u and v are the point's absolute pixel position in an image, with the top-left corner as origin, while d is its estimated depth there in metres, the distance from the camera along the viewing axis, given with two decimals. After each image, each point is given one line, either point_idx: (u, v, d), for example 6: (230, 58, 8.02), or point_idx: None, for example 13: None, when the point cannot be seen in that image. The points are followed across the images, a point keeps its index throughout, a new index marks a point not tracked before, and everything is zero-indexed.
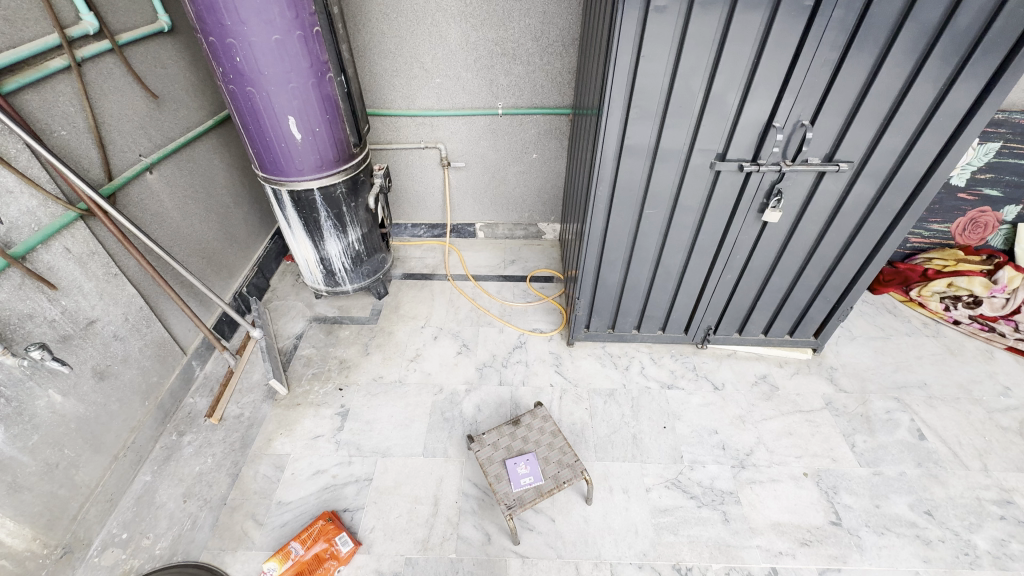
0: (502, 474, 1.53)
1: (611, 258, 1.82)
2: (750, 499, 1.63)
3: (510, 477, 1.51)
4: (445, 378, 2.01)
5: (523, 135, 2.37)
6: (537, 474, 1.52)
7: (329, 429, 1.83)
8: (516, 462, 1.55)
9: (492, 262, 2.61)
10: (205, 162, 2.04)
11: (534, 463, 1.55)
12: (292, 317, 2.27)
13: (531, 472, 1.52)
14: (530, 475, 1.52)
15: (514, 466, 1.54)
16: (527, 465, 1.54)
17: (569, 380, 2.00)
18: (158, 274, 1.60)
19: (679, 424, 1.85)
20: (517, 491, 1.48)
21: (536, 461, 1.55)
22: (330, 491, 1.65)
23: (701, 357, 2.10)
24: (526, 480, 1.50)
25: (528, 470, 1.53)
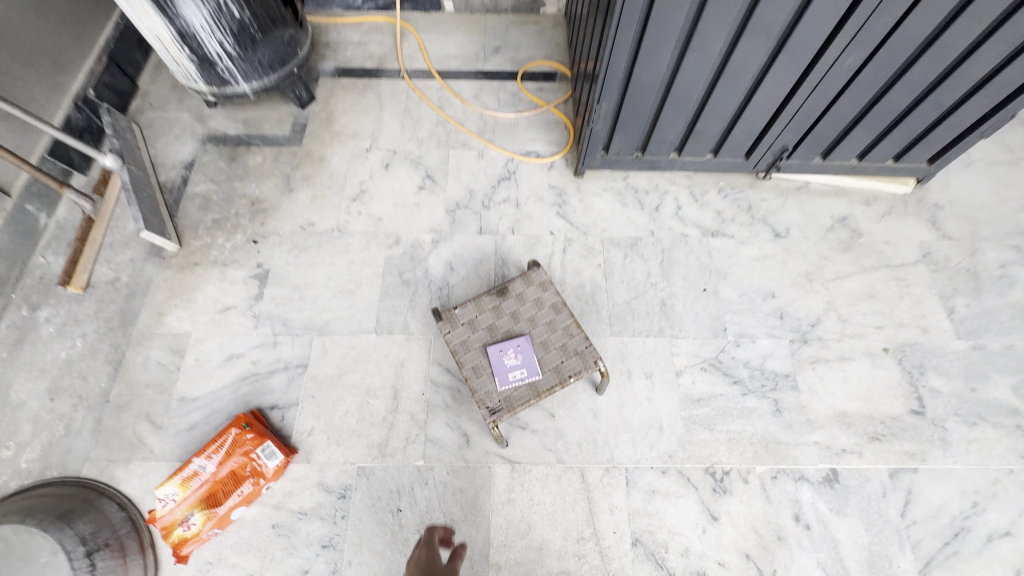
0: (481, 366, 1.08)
1: (659, 29, 1.08)
2: (810, 384, 1.24)
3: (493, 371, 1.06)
4: (402, 225, 1.42)
5: None
6: (533, 365, 1.07)
7: (241, 299, 1.31)
8: (500, 351, 1.09)
9: (466, 51, 1.77)
10: None
11: (527, 350, 1.08)
12: (177, 137, 1.56)
13: (523, 364, 1.07)
14: (523, 368, 1.07)
15: (499, 356, 1.08)
16: (515, 354, 1.08)
17: (577, 226, 1.43)
18: None
19: (726, 287, 1.35)
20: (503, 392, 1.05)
21: (530, 347, 1.08)
22: (250, 382, 1.21)
23: (761, 193, 1.50)
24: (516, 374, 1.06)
25: (518, 360, 1.07)
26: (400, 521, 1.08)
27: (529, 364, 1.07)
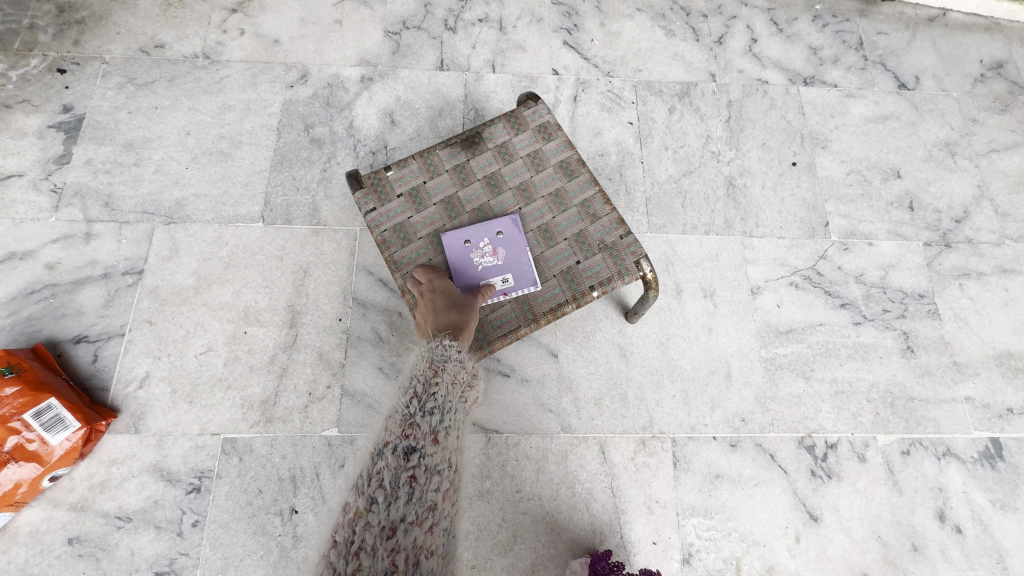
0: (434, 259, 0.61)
1: None
2: (957, 309, 0.79)
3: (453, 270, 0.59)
4: (313, 53, 0.87)
5: None
6: (524, 271, 0.59)
7: (33, 163, 0.78)
8: (468, 241, 0.60)
9: None
10: None
11: (517, 241, 0.60)
12: None
13: (507, 264, 0.59)
14: (506, 272, 0.59)
15: (463, 251, 0.60)
16: (496, 244, 0.60)
17: (596, 63, 0.90)
18: None
19: (827, 162, 0.86)
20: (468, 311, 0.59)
21: (523, 236, 0.60)
22: (42, 299, 0.71)
23: (877, 25, 0.97)
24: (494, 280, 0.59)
25: (500, 256, 0.60)
26: (295, 530, 0.64)
27: (517, 265, 0.59)
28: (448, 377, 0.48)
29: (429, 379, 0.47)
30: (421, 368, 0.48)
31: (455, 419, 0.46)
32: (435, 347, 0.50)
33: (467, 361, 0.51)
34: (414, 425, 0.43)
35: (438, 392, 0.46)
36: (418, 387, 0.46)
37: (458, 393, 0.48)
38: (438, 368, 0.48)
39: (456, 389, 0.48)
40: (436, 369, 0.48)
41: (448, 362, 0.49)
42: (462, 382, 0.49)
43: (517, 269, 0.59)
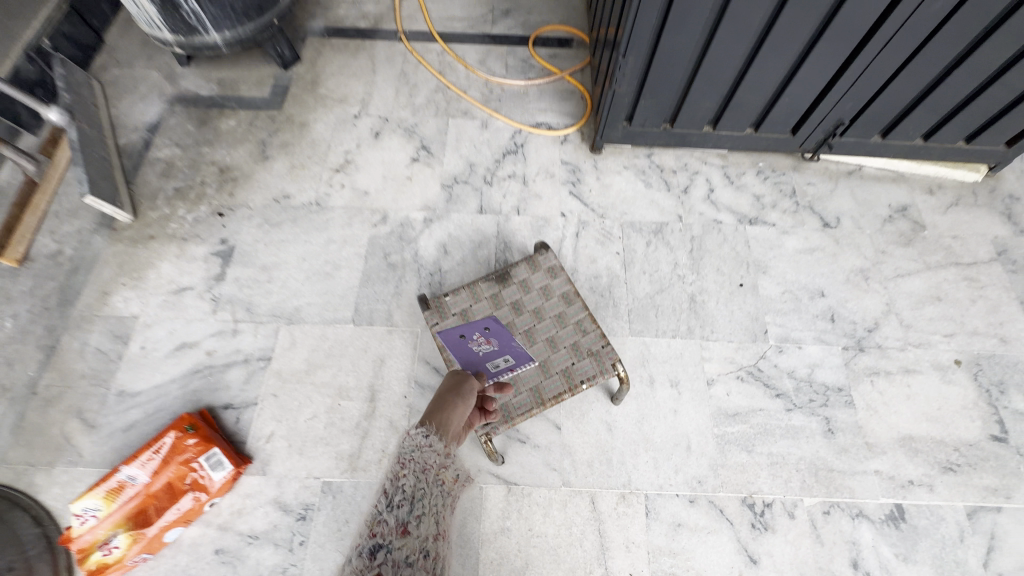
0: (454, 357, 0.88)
1: None
2: (868, 400, 1.04)
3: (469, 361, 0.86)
4: (391, 201, 1.23)
5: None
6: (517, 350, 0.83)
7: (200, 279, 1.13)
8: (466, 336, 0.85)
9: (473, 13, 1.58)
10: None
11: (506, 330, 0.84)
12: (142, 97, 1.39)
13: (506, 348, 0.84)
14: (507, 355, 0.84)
15: (463, 343, 0.85)
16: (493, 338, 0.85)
17: (593, 208, 1.23)
18: None
19: (767, 283, 1.15)
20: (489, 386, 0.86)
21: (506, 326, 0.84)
22: (203, 377, 1.03)
23: (806, 177, 1.30)
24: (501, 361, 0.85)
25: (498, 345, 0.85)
26: None
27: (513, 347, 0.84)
28: (415, 469, 0.66)
29: (397, 475, 0.65)
30: (390, 470, 0.66)
31: (422, 510, 0.61)
32: (407, 442, 0.71)
33: (434, 443, 0.71)
34: (382, 523, 0.58)
35: (404, 486, 0.63)
36: (387, 487, 0.63)
37: (421, 482, 0.64)
38: (404, 464, 0.66)
39: (422, 478, 0.65)
40: (402, 467, 0.66)
41: (413, 456, 0.68)
42: (429, 469, 0.67)
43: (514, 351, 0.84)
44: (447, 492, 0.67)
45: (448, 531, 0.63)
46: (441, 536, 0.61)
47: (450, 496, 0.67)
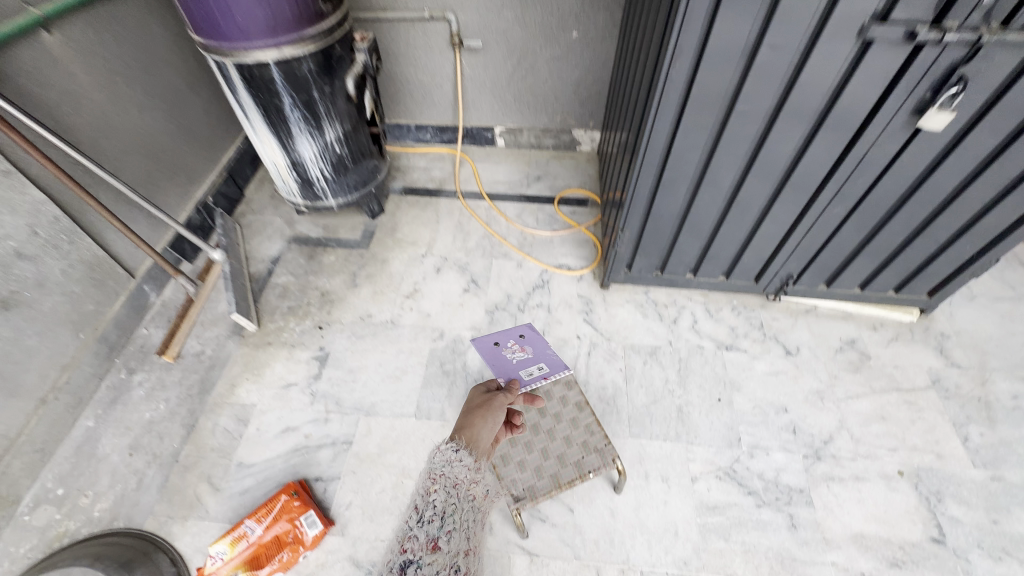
0: (502, 365, 1.34)
1: (673, 177, 1.31)
2: (825, 500, 1.27)
3: (518, 366, 1.32)
4: (447, 321, 1.63)
5: (561, 3, 1.71)
6: (552, 357, 1.36)
7: (303, 377, 1.50)
8: (501, 349, 1.37)
9: (513, 178, 2.11)
10: (136, 26, 1.54)
11: (543, 343, 1.41)
12: (268, 237, 1.88)
13: (544, 355, 1.37)
14: (544, 360, 1.36)
15: (498, 352, 1.37)
16: (533, 347, 1.40)
17: (602, 332, 1.59)
18: (77, 186, 1.25)
19: (740, 399, 1.45)
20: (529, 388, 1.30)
21: (545, 339, 1.42)
22: (301, 454, 1.35)
23: (772, 313, 1.65)
24: (540, 365, 1.33)
25: (538, 352, 1.39)
26: None
27: (549, 355, 1.37)
28: (442, 489, 0.91)
29: (429, 496, 0.89)
30: (425, 489, 0.90)
31: (446, 526, 0.85)
32: (440, 459, 0.97)
33: (465, 457, 0.98)
34: (415, 537, 0.82)
35: (434, 502, 0.88)
36: (419, 503, 0.88)
37: (449, 500, 0.89)
38: (435, 484, 0.91)
39: (449, 497, 0.90)
40: (433, 487, 0.91)
41: (443, 475, 0.93)
42: (455, 488, 0.92)
43: (550, 358, 1.37)
44: (468, 507, 0.91)
45: (467, 542, 0.89)
46: (461, 544, 0.86)
47: (472, 510, 0.92)
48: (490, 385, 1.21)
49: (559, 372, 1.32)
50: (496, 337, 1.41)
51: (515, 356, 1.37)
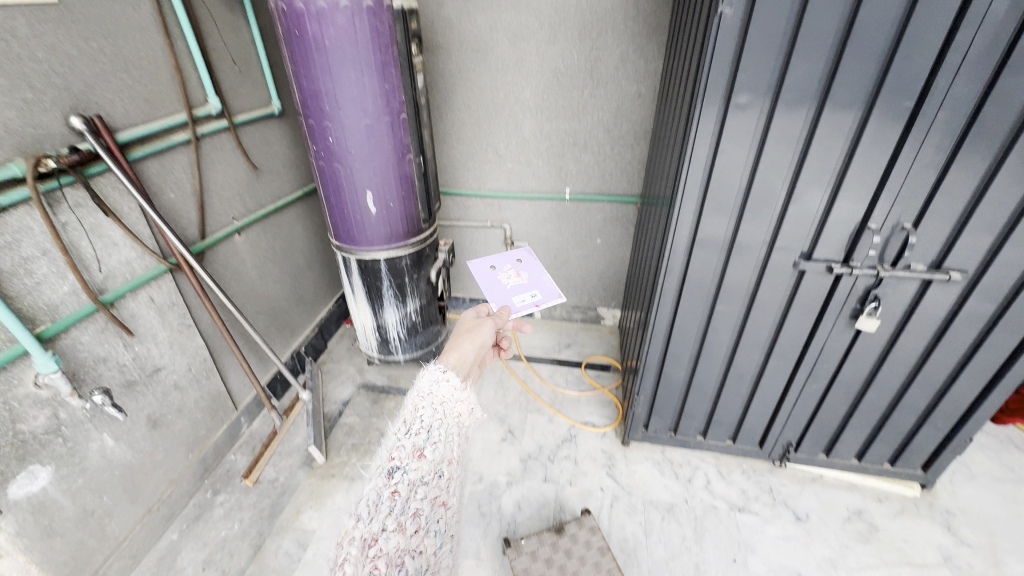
0: (498, 289, 1.56)
1: (676, 354, 1.67)
2: None
3: (511, 292, 1.54)
4: (485, 466, 1.86)
5: (589, 221, 2.31)
6: (546, 287, 1.57)
7: None
8: None
9: (547, 344, 2.51)
10: (289, 227, 2.19)
11: (538, 272, 1.65)
12: (342, 383, 2.27)
13: (539, 284, 1.58)
14: (537, 288, 1.57)
15: None
16: (529, 275, 1.63)
17: (623, 486, 1.78)
18: (231, 339, 1.71)
19: (755, 561, 1.55)
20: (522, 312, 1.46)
21: (540, 268, 1.66)
22: None
23: (779, 478, 1.82)
24: (532, 294, 1.54)
25: (534, 280, 1.61)
26: None
27: (544, 285, 1.57)
28: (430, 410, 0.85)
29: (416, 414, 0.83)
30: (411, 407, 0.84)
31: (433, 440, 0.80)
32: (428, 377, 0.91)
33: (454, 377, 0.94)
34: (400, 448, 0.77)
35: (422, 417, 0.83)
36: (408, 419, 0.83)
37: (435, 416, 0.83)
38: (422, 404, 0.85)
39: (435, 416, 0.84)
40: (419, 407, 0.85)
41: (432, 394, 0.87)
42: (442, 411, 0.85)
43: (545, 287, 1.57)
44: (457, 426, 0.86)
45: (452, 448, 0.82)
46: (448, 453, 0.81)
47: (458, 426, 0.86)
48: (478, 312, 1.33)
49: (550, 301, 1.50)
50: (495, 263, 1.69)
51: (511, 282, 1.60)
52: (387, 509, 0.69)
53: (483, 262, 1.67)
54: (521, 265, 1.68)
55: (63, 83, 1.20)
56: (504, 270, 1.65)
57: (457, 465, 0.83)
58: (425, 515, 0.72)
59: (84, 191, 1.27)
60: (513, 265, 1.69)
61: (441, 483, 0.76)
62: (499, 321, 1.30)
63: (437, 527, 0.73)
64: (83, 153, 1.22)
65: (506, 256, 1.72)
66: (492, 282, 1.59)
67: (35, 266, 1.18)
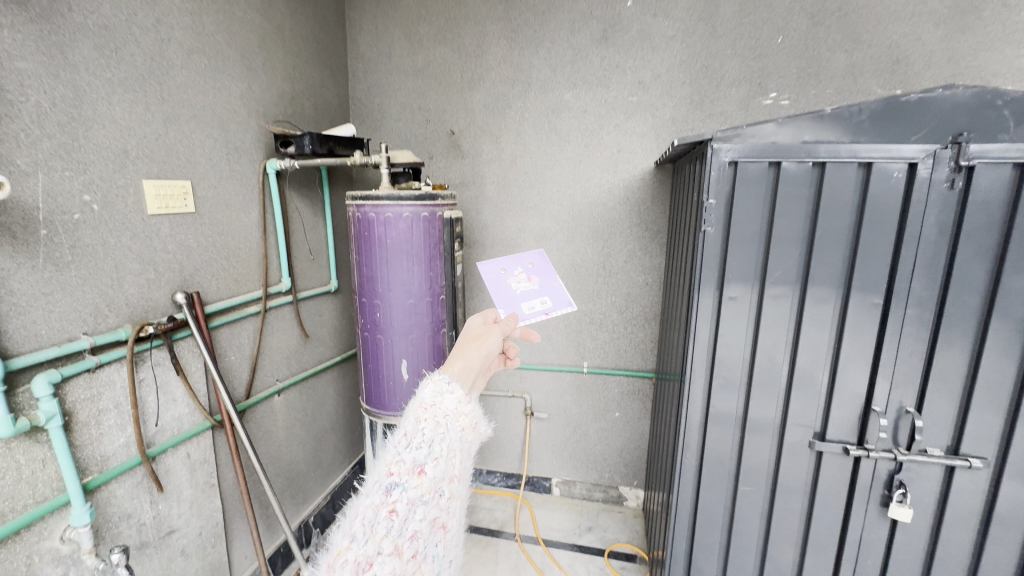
0: (505, 292, 1.19)
1: (704, 542, 1.57)
2: None
3: (520, 296, 1.19)
4: None
5: (606, 394, 2.40)
6: (560, 294, 1.24)
7: None
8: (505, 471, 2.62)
9: (566, 526, 2.35)
10: (323, 390, 2.33)
11: (553, 275, 1.28)
12: None
13: (551, 290, 1.24)
14: (549, 295, 1.23)
15: None
16: (542, 280, 1.26)
17: None
18: (249, 502, 1.70)
19: None
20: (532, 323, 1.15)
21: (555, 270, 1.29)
22: None
23: None
24: (542, 301, 1.21)
25: (547, 285, 1.25)
26: None
27: (556, 290, 1.24)
28: (441, 410, 0.61)
29: (420, 416, 0.61)
30: (417, 406, 0.62)
31: (441, 452, 0.58)
32: (430, 384, 0.64)
33: (458, 389, 0.64)
34: (399, 460, 0.56)
35: (426, 426, 0.59)
36: (408, 426, 0.59)
37: (442, 431, 0.60)
38: (428, 407, 0.61)
39: (445, 422, 0.61)
40: (428, 407, 0.62)
41: (439, 399, 0.62)
42: (453, 414, 0.62)
43: (557, 293, 1.24)
44: (466, 439, 0.62)
45: (461, 470, 0.61)
46: (455, 475, 0.59)
47: (466, 440, 0.62)
48: (485, 317, 0.98)
49: (563, 309, 1.18)
50: (503, 263, 1.27)
51: (521, 286, 1.23)
52: (384, 532, 0.51)
53: (490, 261, 1.26)
54: (535, 269, 1.28)
55: (178, 267, 1.51)
56: (514, 273, 1.25)
57: (463, 486, 0.61)
58: (423, 542, 0.54)
59: (166, 351, 1.47)
60: (523, 268, 1.28)
61: (445, 508, 0.57)
62: (508, 328, 0.95)
63: (437, 553, 0.56)
64: (177, 321, 1.46)
65: (514, 257, 1.30)
66: (499, 286, 1.21)
67: (104, 418, 1.31)
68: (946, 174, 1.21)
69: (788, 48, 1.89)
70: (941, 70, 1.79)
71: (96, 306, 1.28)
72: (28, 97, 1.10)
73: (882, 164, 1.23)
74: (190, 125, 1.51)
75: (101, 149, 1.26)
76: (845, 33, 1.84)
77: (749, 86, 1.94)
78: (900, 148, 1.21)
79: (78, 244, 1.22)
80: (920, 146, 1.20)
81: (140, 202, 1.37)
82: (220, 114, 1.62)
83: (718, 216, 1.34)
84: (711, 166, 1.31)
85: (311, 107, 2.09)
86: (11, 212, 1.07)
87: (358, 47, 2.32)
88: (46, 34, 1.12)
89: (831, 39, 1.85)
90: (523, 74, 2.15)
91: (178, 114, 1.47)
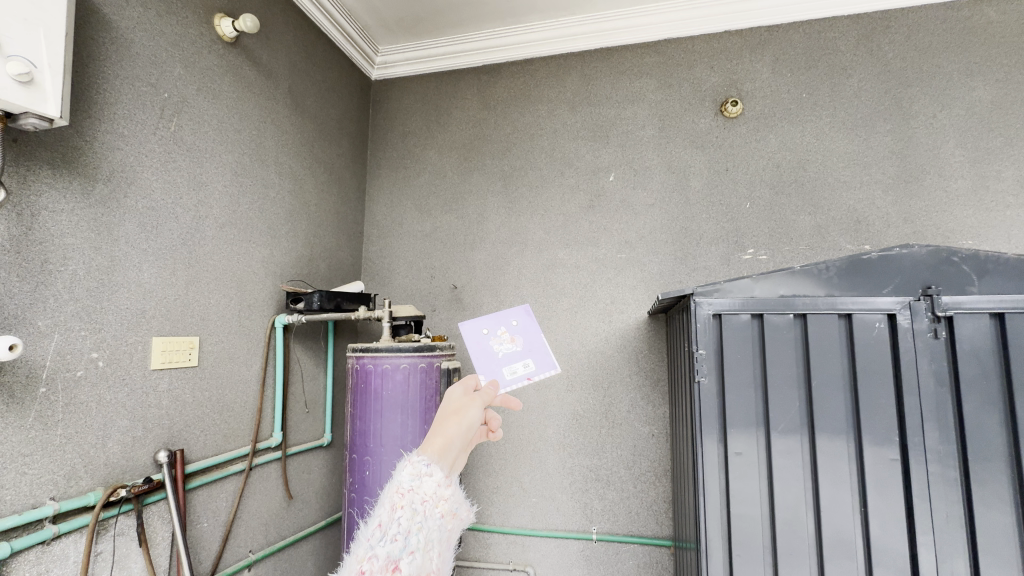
0: (487, 356, 1.34)
1: None
2: None
3: (503, 361, 1.34)
4: None
5: (621, 566, 2.10)
6: (543, 354, 1.36)
7: None
8: None
9: None
10: (301, 562, 2.08)
11: (537, 332, 1.41)
12: None
13: (534, 350, 1.37)
14: (532, 356, 1.36)
15: None
16: (525, 340, 1.39)
17: None
18: None
19: None
20: (513, 387, 1.32)
21: (538, 328, 1.41)
22: None
23: None
24: (525, 363, 1.35)
25: (530, 344, 1.39)
26: None
27: (540, 349, 1.37)
28: (419, 497, 0.66)
29: (397, 505, 0.65)
30: (395, 495, 0.66)
31: (416, 545, 0.62)
32: (409, 468, 0.70)
33: (435, 474, 0.70)
34: (372, 558, 0.59)
35: (402, 515, 0.63)
36: (382, 518, 0.64)
37: (419, 519, 0.64)
38: (405, 493, 0.66)
39: (421, 509, 0.65)
40: (406, 495, 0.66)
41: (416, 486, 0.67)
42: (430, 501, 0.67)
43: (540, 352, 1.37)
44: (443, 525, 0.67)
45: (434, 561, 0.64)
46: (428, 568, 0.63)
47: (442, 529, 0.67)
48: (464, 386, 1.02)
49: (544, 372, 1.33)
50: (488, 323, 1.41)
51: (503, 346, 1.37)
52: None
53: (475, 321, 1.39)
54: (519, 328, 1.42)
55: (168, 423, 1.49)
56: (498, 334, 1.40)
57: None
58: None
59: (133, 518, 1.37)
60: (508, 327, 1.42)
61: None
62: (487, 398, 1.00)
63: None
64: (153, 482, 1.38)
65: (500, 315, 1.44)
66: (483, 348, 1.36)
67: None
68: (926, 324, 1.26)
69: (756, 212, 2.11)
70: (901, 228, 1.96)
71: (73, 466, 1.23)
72: (67, 266, 1.22)
73: (862, 315, 1.28)
74: (209, 286, 1.64)
75: (120, 309, 1.35)
76: (805, 199, 2.06)
77: (727, 244, 2.12)
78: (875, 300, 1.28)
79: (73, 402, 1.23)
80: (894, 299, 1.27)
81: (144, 358, 1.41)
82: (239, 276, 1.77)
83: (710, 366, 1.34)
84: (696, 319, 1.37)
85: (325, 267, 2.28)
86: (16, 371, 1.11)
87: (375, 217, 2.61)
88: (100, 214, 1.30)
89: (793, 205, 2.07)
90: (521, 236, 2.38)
91: (200, 277, 1.60)
